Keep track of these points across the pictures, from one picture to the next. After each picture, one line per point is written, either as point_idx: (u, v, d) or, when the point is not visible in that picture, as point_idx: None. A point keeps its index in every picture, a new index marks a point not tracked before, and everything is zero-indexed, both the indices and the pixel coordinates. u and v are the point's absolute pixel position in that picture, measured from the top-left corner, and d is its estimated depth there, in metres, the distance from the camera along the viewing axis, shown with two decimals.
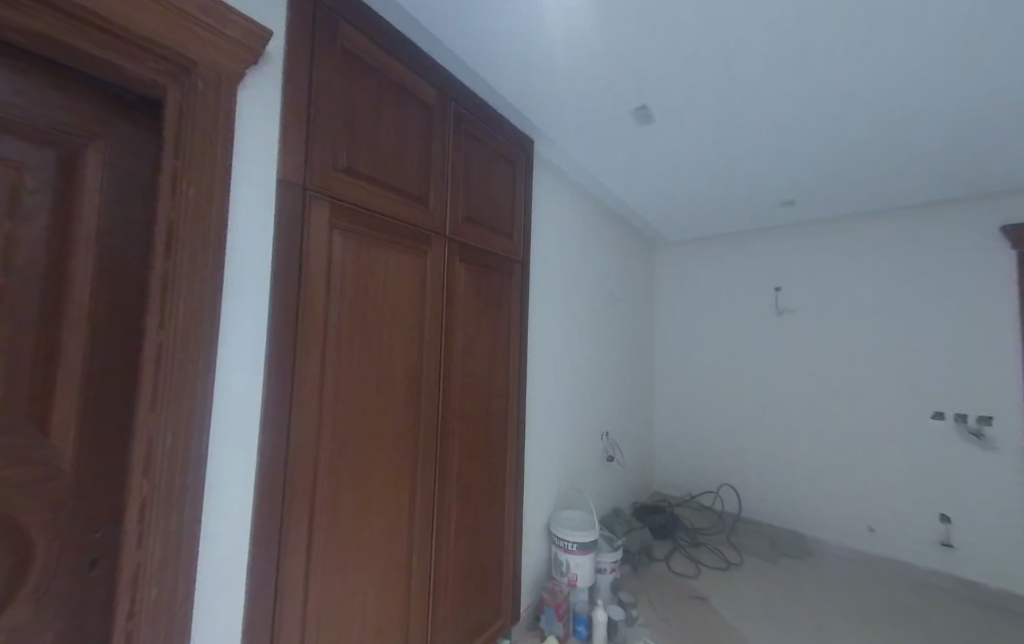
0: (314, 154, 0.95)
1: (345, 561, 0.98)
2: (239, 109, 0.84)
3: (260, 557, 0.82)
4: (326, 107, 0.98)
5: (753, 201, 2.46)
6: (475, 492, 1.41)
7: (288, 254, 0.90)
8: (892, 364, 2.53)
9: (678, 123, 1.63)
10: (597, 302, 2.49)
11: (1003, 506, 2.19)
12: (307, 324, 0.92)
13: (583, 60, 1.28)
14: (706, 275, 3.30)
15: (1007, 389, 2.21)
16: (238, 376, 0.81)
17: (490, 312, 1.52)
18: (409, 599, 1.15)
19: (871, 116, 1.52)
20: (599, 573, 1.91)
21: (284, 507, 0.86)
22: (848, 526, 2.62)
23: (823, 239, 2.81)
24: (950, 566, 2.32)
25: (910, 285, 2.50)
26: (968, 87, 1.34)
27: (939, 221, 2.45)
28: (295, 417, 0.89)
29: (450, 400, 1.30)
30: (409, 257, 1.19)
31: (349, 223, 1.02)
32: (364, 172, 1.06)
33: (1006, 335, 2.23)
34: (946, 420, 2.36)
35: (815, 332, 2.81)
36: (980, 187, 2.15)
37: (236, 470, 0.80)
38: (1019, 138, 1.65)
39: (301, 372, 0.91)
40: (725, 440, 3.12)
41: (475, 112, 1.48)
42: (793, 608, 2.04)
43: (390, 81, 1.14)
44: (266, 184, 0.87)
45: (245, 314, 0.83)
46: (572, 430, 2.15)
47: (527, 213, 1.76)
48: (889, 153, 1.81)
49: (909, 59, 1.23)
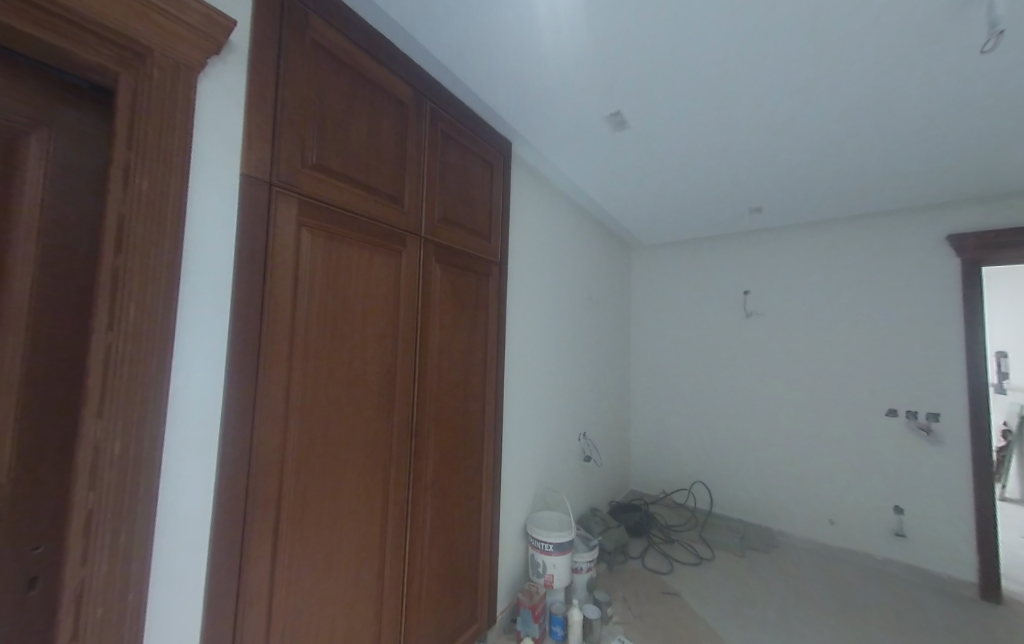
0: (283, 150, 0.92)
1: (313, 564, 0.98)
2: (200, 100, 0.81)
3: (221, 560, 0.82)
4: (296, 102, 0.94)
5: (721, 207, 2.44)
6: (450, 494, 1.42)
7: (252, 257, 0.87)
8: (863, 366, 2.55)
9: (653, 130, 1.61)
10: (573, 304, 2.49)
11: (952, 498, 2.27)
12: (272, 328, 0.90)
13: (556, 65, 1.26)
14: (682, 277, 3.28)
15: (954, 388, 2.29)
16: (195, 379, 0.80)
17: (467, 314, 1.52)
18: (381, 598, 1.15)
19: (834, 125, 1.52)
20: (575, 573, 1.94)
21: (247, 511, 0.86)
22: (810, 520, 2.66)
23: (802, 244, 2.80)
24: (905, 555, 2.37)
25: (869, 289, 2.55)
26: (920, 102, 1.36)
27: (894, 229, 2.50)
28: (258, 422, 0.88)
29: (423, 403, 1.31)
30: (383, 259, 1.17)
31: (318, 221, 1.00)
32: (336, 171, 1.04)
33: (953, 339, 2.31)
34: (899, 417, 2.43)
35: (784, 334, 2.83)
36: (929, 198, 2.20)
37: (194, 473, 0.80)
38: (968, 151, 1.68)
39: (266, 375, 0.89)
40: (698, 440, 3.12)
41: (453, 110, 1.46)
42: (760, 600, 2.07)
43: (364, 77, 1.11)
44: (228, 181, 0.84)
45: (206, 315, 0.81)
46: (548, 431, 2.17)
47: (505, 214, 1.75)
48: (850, 163, 1.83)
49: (898, 64, 1.19)
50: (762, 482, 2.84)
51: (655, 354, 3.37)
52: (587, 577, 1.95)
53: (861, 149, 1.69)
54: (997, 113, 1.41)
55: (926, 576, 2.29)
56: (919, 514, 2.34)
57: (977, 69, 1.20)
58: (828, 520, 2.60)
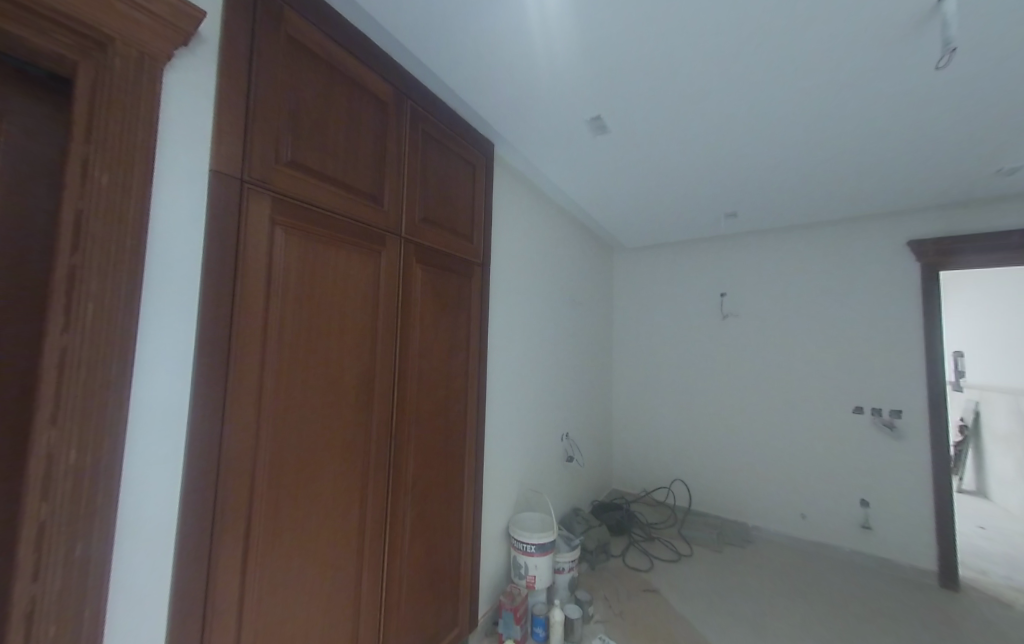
0: (255, 146, 0.89)
1: (287, 571, 0.95)
2: (166, 92, 0.78)
3: (187, 569, 0.79)
4: (270, 97, 0.91)
5: (699, 211, 2.50)
6: (431, 496, 1.41)
7: (220, 256, 0.84)
8: (831, 366, 2.65)
9: (632, 134, 1.63)
10: (556, 306, 2.51)
11: (914, 492, 2.38)
12: (243, 330, 0.87)
13: (536, 67, 1.26)
14: (661, 279, 3.35)
15: (914, 386, 2.41)
16: (159, 383, 0.77)
17: (449, 314, 1.50)
18: (359, 601, 1.13)
19: (803, 134, 1.58)
20: (557, 573, 1.95)
21: (215, 518, 0.83)
22: (783, 515, 2.74)
23: (775, 248, 2.89)
24: (871, 547, 2.47)
25: (837, 291, 2.66)
26: (882, 114, 1.43)
27: (860, 234, 2.62)
28: (228, 425, 0.85)
29: (403, 405, 1.29)
30: (361, 258, 1.15)
31: (293, 219, 0.97)
32: (313, 168, 1.01)
33: (914, 340, 2.42)
34: (864, 414, 2.54)
35: (758, 335, 2.92)
36: (891, 205, 2.31)
37: (158, 479, 0.77)
38: (927, 161, 1.77)
39: (236, 377, 0.86)
40: (677, 439, 3.18)
41: (435, 110, 1.45)
42: (736, 594, 2.12)
43: (342, 74, 1.10)
44: (196, 177, 0.81)
45: (171, 316, 0.78)
46: (530, 432, 2.17)
47: (487, 216, 1.75)
48: (819, 171, 1.90)
49: (863, 77, 1.24)
50: (739, 479, 2.91)
51: (635, 354, 3.42)
52: (569, 577, 1.96)
53: (829, 157, 1.76)
54: (953, 126, 1.49)
55: (890, 566, 2.40)
56: (883, 507, 2.45)
57: (934, 83, 1.26)
58: (799, 514, 2.69)
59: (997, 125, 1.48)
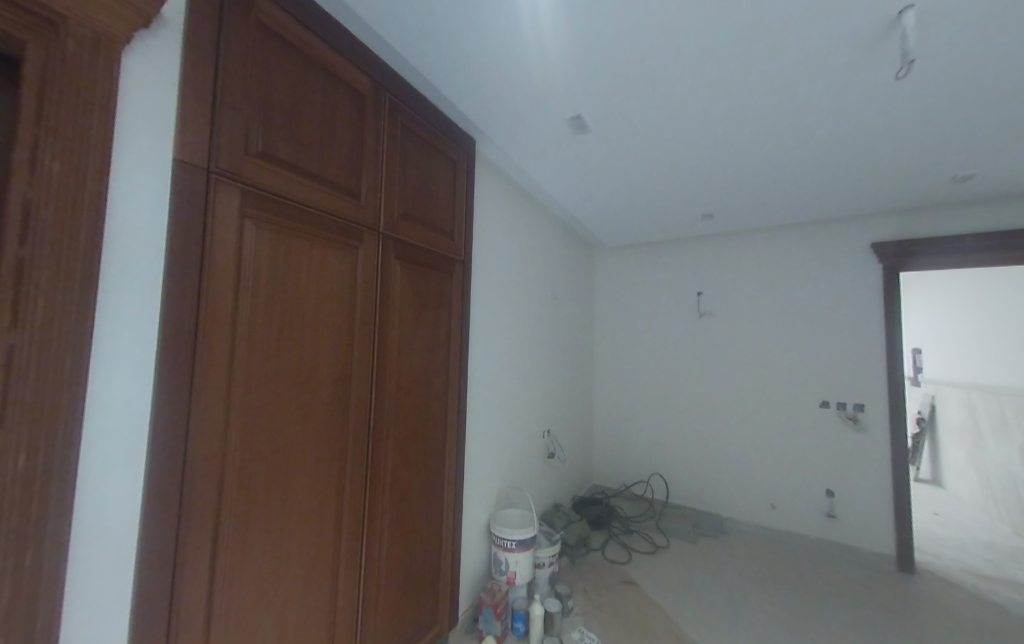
0: (223, 135, 0.86)
1: (259, 574, 0.93)
2: (124, 77, 0.74)
3: (151, 571, 0.76)
4: (240, 85, 0.88)
5: (677, 211, 2.55)
6: (411, 494, 1.40)
7: (185, 249, 0.81)
8: (800, 362, 2.76)
9: (611, 135, 1.65)
10: (538, 304, 2.52)
11: (875, 481, 2.51)
12: (211, 327, 0.84)
13: (518, 63, 1.25)
14: (641, 278, 3.40)
15: (876, 382, 2.53)
16: (118, 381, 0.74)
17: (429, 312, 1.49)
18: (335, 600, 1.11)
19: (774, 138, 1.63)
20: (538, 568, 1.97)
21: (181, 522, 0.80)
22: (754, 506, 2.85)
23: (749, 249, 2.98)
24: (835, 534, 2.60)
25: (806, 291, 2.77)
26: (847, 121, 1.49)
27: (827, 236, 2.73)
28: (194, 425, 0.82)
29: (381, 404, 1.27)
30: (338, 255, 1.13)
31: (264, 212, 0.94)
32: (286, 161, 0.98)
33: (876, 337, 2.55)
34: (830, 408, 2.66)
35: (732, 333, 3.01)
36: (856, 208, 2.42)
37: (119, 483, 0.73)
38: (889, 167, 1.86)
39: (202, 376, 0.83)
40: (655, 434, 3.25)
41: (415, 105, 1.42)
42: (711, 584, 2.18)
43: (317, 65, 1.06)
44: (159, 167, 0.78)
45: (133, 313, 0.75)
46: (511, 429, 2.17)
47: (469, 213, 1.74)
48: (790, 174, 1.97)
49: (829, 85, 1.30)
50: (713, 472, 3.01)
51: (616, 352, 3.48)
52: (549, 572, 1.98)
53: (799, 161, 1.83)
54: (911, 134, 1.57)
55: (852, 553, 2.52)
56: (847, 496, 2.58)
57: (895, 92, 1.32)
58: (769, 505, 2.80)
59: (952, 134, 1.56)
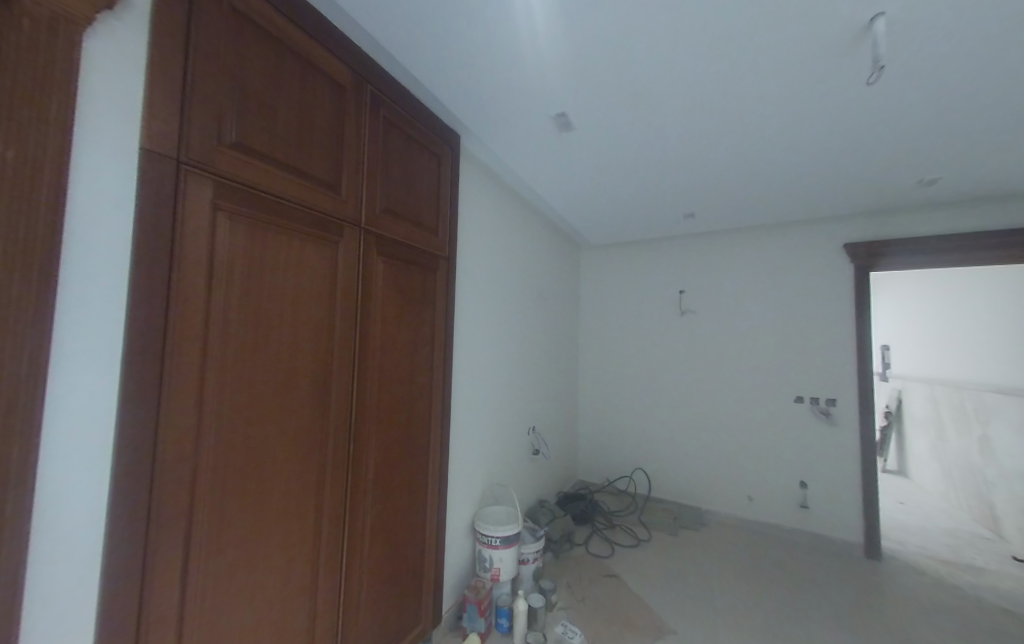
0: (193, 124, 0.82)
1: (234, 579, 0.91)
2: (85, 62, 0.71)
3: (118, 577, 0.73)
4: (211, 72, 0.84)
5: (660, 211, 2.60)
6: (393, 493, 1.38)
7: (153, 241, 0.77)
8: (777, 358, 2.85)
9: (594, 134, 1.67)
10: (523, 301, 2.52)
11: (846, 473, 2.61)
12: (181, 323, 0.81)
13: (502, 58, 1.24)
14: (625, 275, 3.45)
15: (847, 377, 2.63)
16: (80, 380, 0.71)
17: (412, 309, 1.47)
18: (314, 601, 1.09)
19: (751, 140, 1.67)
20: (522, 564, 1.98)
21: (150, 524, 0.77)
22: (733, 498, 2.93)
23: (728, 248, 3.05)
24: (808, 524, 2.70)
25: (782, 289, 2.85)
26: (821, 125, 1.54)
27: (802, 237, 2.81)
28: (164, 425, 0.79)
29: (363, 402, 1.25)
30: (317, 250, 1.10)
31: (238, 205, 0.90)
32: (261, 152, 0.95)
33: (847, 334, 2.64)
34: (804, 403, 2.75)
35: (711, 330, 3.08)
36: (830, 210, 2.50)
37: (82, 488, 0.71)
38: (860, 170, 1.93)
39: (173, 375, 0.80)
40: (638, 430, 3.30)
41: (397, 97, 1.40)
42: (690, 575, 2.23)
43: (293, 53, 1.03)
44: (123, 156, 0.75)
45: (98, 311, 0.72)
46: (496, 426, 2.17)
47: (453, 209, 1.72)
48: (768, 175, 2.02)
49: (805, 89, 1.33)
50: (693, 466, 3.08)
51: (599, 349, 3.52)
52: (533, 568, 2.00)
53: (776, 162, 1.87)
54: (881, 138, 1.62)
55: (825, 542, 2.62)
56: (820, 487, 2.67)
57: (865, 97, 1.37)
58: (747, 497, 2.89)
59: (919, 139, 1.63)
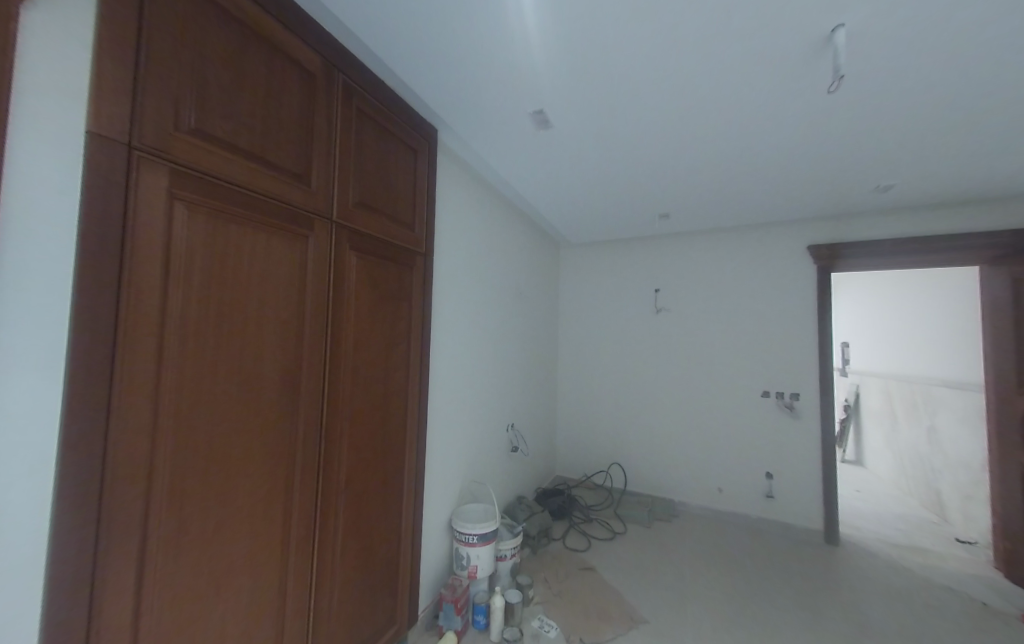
0: (147, 107, 0.77)
1: (195, 583, 0.87)
2: (24, 38, 0.66)
3: (63, 587, 0.68)
4: (167, 52, 0.79)
5: (636, 211, 2.64)
6: (366, 492, 1.35)
7: (102, 231, 0.72)
8: (745, 354, 2.96)
9: (572, 133, 1.68)
10: (501, 298, 2.51)
11: (808, 464, 2.74)
12: (133, 317, 0.76)
13: (480, 52, 1.22)
14: (603, 274, 3.49)
15: (810, 373, 2.76)
16: (19, 379, 0.66)
17: (387, 305, 1.44)
18: (282, 603, 1.06)
19: (721, 142, 1.71)
20: (500, 561, 1.98)
21: (100, 529, 0.72)
22: (704, 490, 3.03)
23: (701, 248, 3.14)
24: (773, 513, 2.82)
25: (751, 288, 2.96)
26: (785, 130, 1.60)
27: (770, 238, 2.93)
28: (115, 425, 0.74)
29: (334, 400, 1.22)
30: (285, 243, 1.06)
31: (198, 194, 0.86)
32: (224, 139, 0.90)
33: (811, 332, 2.77)
34: (771, 398, 2.87)
35: (684, 328, 3.16)
36: (795, 212, 2.61)
37: (22, 492, 0.66)
38: (823, 174, 2.01)
39: (125, 372, 0.75)
40: (615, 426, 3.36)
41: (372, 88, 1.36)
42: (663, 566, 2.29)
43: (259, 36, 0.98)
44: (68, 140, 0.70)
45: (39, 304, 0.67)
46: (474, 423, 2.16)
47: (430, 204, 1.69)
48: (737, 178, 2.09)
49: (771, 95, 1.38)
50: (667, 459, 3.16)
51: (578, 346, 3.56)
52: (510, 564, 2.00)
53: (744, 165, 1.93)
54: (841, 144, 1.70)
55: (788, 529, 2.75)
56: (784, 477, 2.80)
57: (827, 103, 1.42)
58: (717, 488, 2.99)
59: (876, 146, 1.71)
